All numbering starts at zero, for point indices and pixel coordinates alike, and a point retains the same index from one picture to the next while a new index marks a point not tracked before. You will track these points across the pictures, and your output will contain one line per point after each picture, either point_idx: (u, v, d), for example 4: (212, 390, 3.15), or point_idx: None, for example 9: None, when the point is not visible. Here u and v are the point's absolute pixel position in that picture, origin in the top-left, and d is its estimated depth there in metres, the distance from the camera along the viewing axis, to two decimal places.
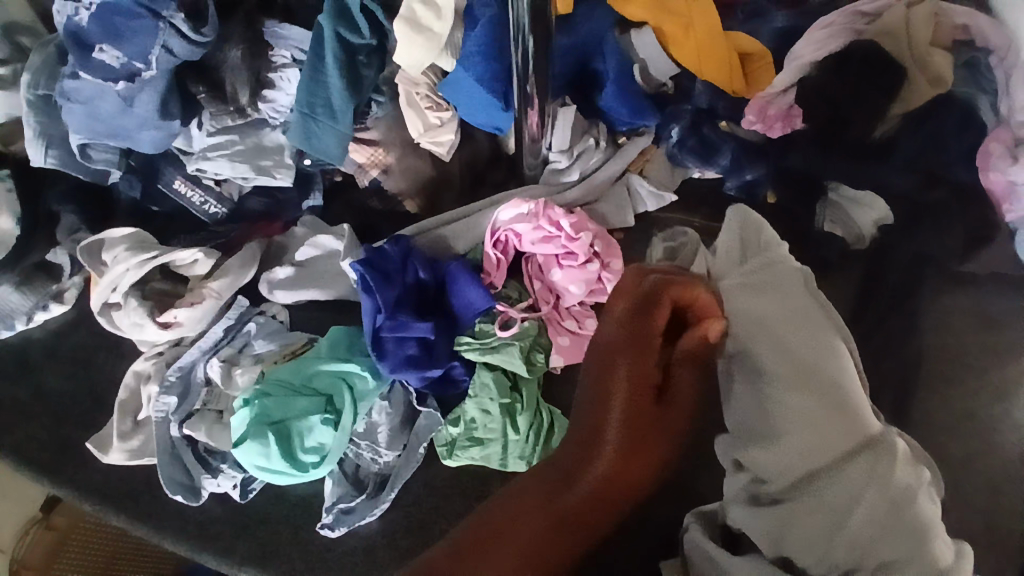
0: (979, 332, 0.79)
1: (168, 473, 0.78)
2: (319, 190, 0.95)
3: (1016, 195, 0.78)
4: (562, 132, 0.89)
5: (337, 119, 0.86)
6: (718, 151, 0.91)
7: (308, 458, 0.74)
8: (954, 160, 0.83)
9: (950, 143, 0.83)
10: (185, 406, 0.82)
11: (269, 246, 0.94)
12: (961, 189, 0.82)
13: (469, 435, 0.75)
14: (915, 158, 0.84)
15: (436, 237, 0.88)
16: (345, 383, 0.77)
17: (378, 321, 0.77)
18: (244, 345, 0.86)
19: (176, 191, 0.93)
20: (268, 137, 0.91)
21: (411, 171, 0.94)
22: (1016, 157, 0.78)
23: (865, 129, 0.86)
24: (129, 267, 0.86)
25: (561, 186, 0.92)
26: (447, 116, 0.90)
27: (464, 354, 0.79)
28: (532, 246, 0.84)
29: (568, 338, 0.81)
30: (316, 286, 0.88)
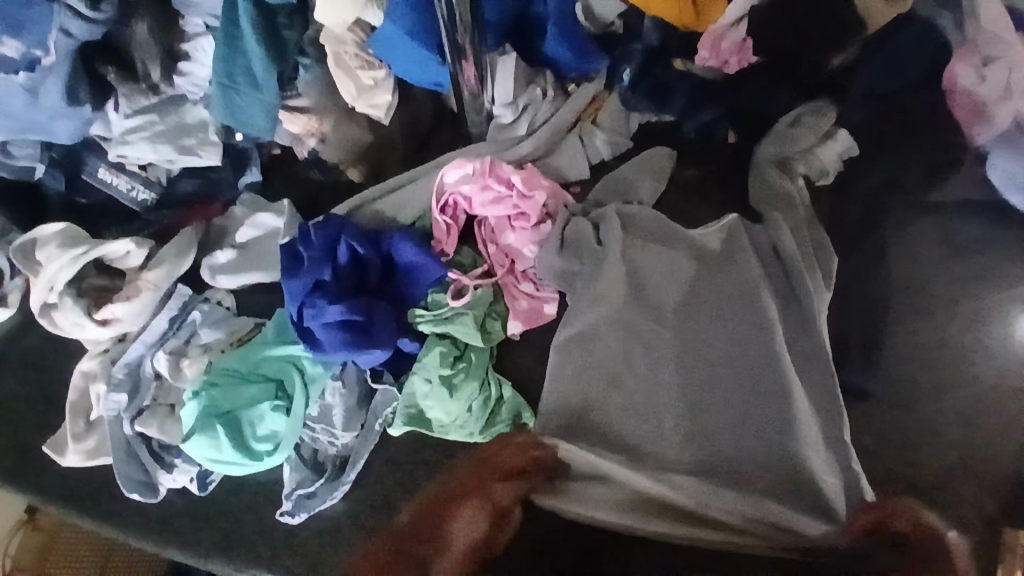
0: (945, 262, 0.78)
1: (123, 471, 0.73)
2: (256, 166, 0.89)
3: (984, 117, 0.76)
4: (504, 86, 0.85)
5: (261, 88, 0.80)
6: (672, 93, 0.87)
7: (261, 446, 0.71)
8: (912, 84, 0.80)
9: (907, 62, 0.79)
10: (136, 402, 0.77)
11: (208, 230, 0.88)
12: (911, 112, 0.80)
13: (410, 402, 0.73)
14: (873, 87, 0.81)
15: (376, 211, 0.83)
16: (294, 367, 0.73)
17: (303, 303, 0.73)
18: (191, 336, 0.81)
19: (102, 181, 0.87)
20: (189, 113, 0.84)
21: (348, 139, 0.88)
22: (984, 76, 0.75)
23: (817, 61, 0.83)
24: (62, 265, 0.80)
25: (511, 142, 0.86)
26: (382, 75, 0.84)
27: (419, 326, 0.76)
28: (484, 208, 0.82)
29: (525, 302, 0.80)
30: (259, 268, 0.84)
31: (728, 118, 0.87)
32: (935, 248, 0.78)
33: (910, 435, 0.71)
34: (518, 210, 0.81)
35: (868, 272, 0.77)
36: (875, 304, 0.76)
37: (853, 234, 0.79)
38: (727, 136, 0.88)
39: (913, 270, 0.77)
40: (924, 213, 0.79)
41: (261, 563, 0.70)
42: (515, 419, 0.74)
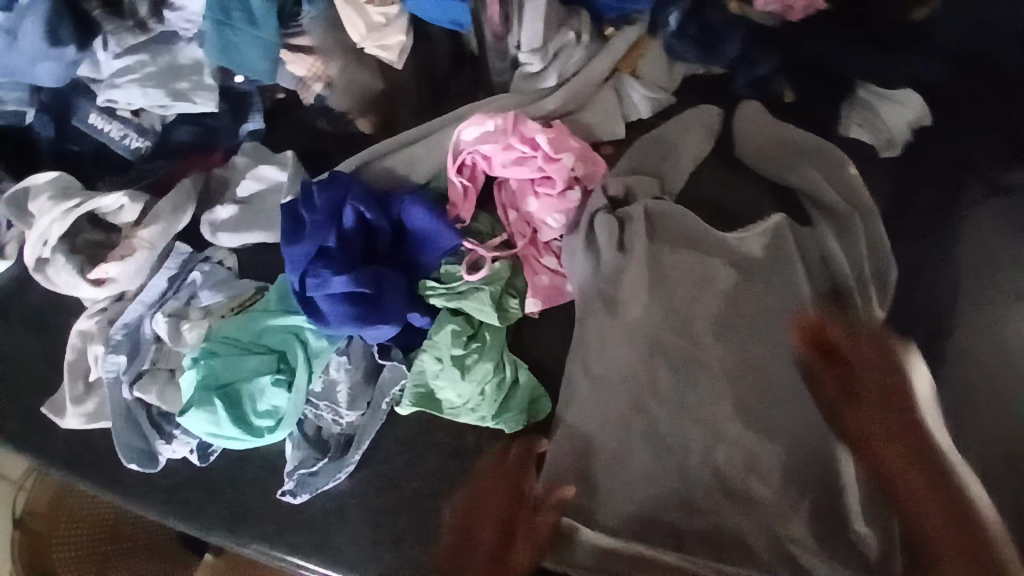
0: None
1: (123, 439, 0.72)
2: (259, 112, 0.81)
3: None
4: (532, 27, 0.73)
5: (258, 25, 0.72)
6: (723, 39, 0.77)
7: (262, 422, 0.68)
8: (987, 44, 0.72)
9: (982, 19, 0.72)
10: (134, 366, 0.74)
11: (208, 181, 0.81)
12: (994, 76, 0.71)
13: (420, 382, 0.68)
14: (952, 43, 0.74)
15: (387, 169, 0.75)
16: (297, 338, 0.69)
17: (305, 272, 0.67)
18: (191, 297, 0.77)
19: (92, 128, 0.80)
20: (183, 53, 0.77)
21: (358, 85, 0.79)
22: None
23: (899, 13, 0.74)
24: (53, 219, 0.75)
25: (538, 94, 0.77)
26: (394, 12, 0.74)
27: (430, 300, 0.70)
28: (504, 170, 0.74)
29: (547, 277, 0.73)
30: (262, 227, 0.77)
31: (785, 73, 0.77)
32: None
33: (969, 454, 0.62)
34: (543, 174, 0.73)
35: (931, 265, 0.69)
36: None
37: (919, 219, 0.71)
38: (784, 93, 0.77)
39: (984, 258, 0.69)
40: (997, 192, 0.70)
41: (266, 538, 0.68)
42: (530, 404, 0.69)
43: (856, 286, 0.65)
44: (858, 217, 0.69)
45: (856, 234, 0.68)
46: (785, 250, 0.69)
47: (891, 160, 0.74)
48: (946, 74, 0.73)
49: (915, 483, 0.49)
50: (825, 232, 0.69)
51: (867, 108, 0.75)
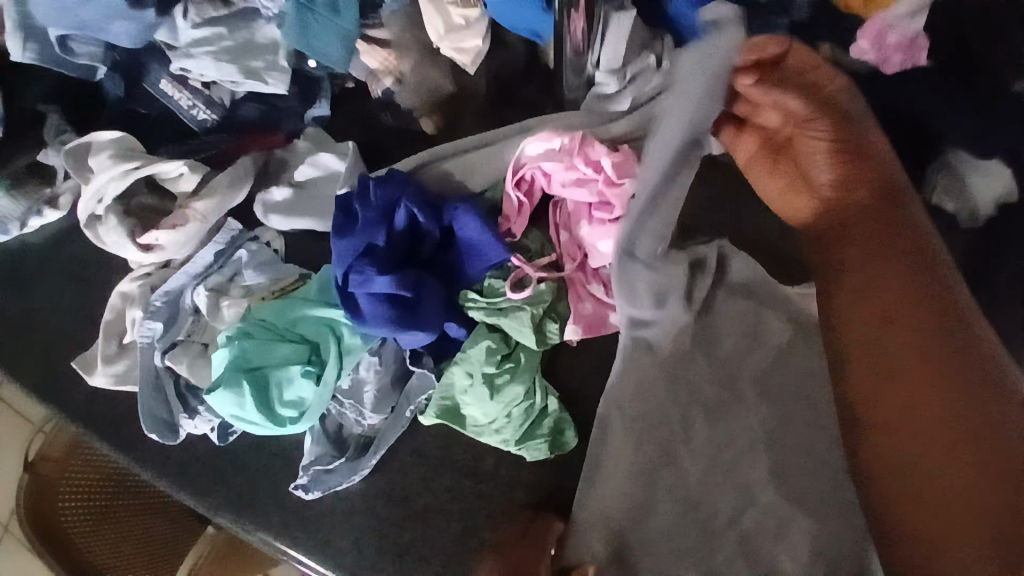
0: None
1: (148, 405, 0.73)
2: (325, 98, 0.81)
3: None
4: (614, 47, 0.71)
5: (339, 13, 0.73)
6: None
7: (285, 412, 0.67)
8: None
9: None
10: (169, 334, 0.75)
11: (267, 161, 0.81)
12: None
13: (448, 395, 0.67)
14: None
15: (444, 172, 0.74)
16: (331, 332, 0.68)
17: (348, 268, 0.66)
18: (234, 274, 0.77)
19: (163, 92, 0.81)
20: (261, 32, 0.77)
21: (426, 85, 0.78)
22: None
23: (1001, 79, 0.68)
24: (112, 178, 0.77)
25: (609, 116, 0.74)
26: (474, 15, 0.73)
27: (469, 313, 0.69)
28: (564, 189, 0.71)
29: (591, 305, 0.70)
30: (313, 215, 0.76)
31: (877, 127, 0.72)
32: None
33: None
34: (602, 200, 0.71)
35: None
36: None
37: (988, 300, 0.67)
38: None
39: None
40: None
41: (270, 529, 0.67)
42: (556, 435, 0.67)
43: None
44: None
45: None
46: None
47: (970, 233, 0.70)
48: None
49: (994, 495, 0.43)
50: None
51: (953, 175, 0.71)
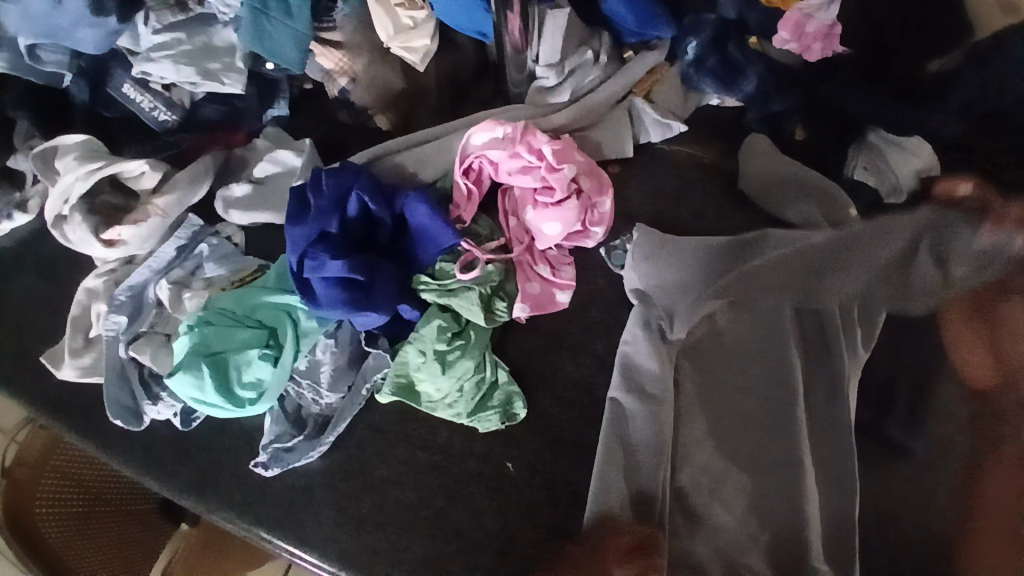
0: None
1: (112, 394, 0.74)
2: (284, 99, 0.85)
3: None
4: (552, 41, 0.76)
5: (292, 15, 0.77)
6: (743, 74, 0.77)
7: (245, 393, 0.69)
8: None
9: None
10: (134, 326, 0.77)
11: (228, 159, 0.85)
12: None
13: (403, 373, 0.70)
14: None
15: (396, 164, 0.78)
16: (288, 316, 0.71)
17: (303, 254, 0.69)
18: (196, 268, 0.80)
19: (125, 96, 0.84)
20: (218, 36, 0.81)
21: (380, 83, 0.82)
22: None
23: (913, 62, 0.71)
24: (77, 177, 0.79)
25: (548, 108, 0.79)
26: (422, 16, 0.77)
27: (421, 295, 0.72)
28: (510, 177, 0.76)
29: (538, 285, 0.75)
30: (271, 209, 0.80)
31: (802, 114, 0.77)
32: None
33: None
34: (545, 184, 0.75)
35: None
36: None
37: None
38: (795, 132, 0.78)
39: None
40: None
41: (232, 507, 0.70)
42: (506, 407, 0.70)
43: None
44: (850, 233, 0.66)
45: None
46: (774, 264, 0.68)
47: None
48: None
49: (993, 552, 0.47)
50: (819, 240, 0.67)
51: (877, 153, 0.74)
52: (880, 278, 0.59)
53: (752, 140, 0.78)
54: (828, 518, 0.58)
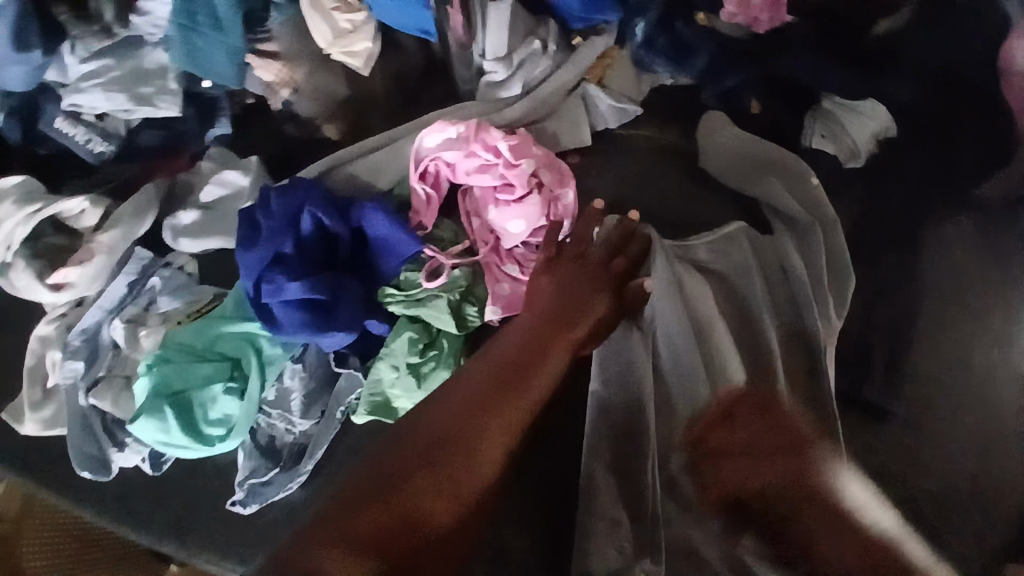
0: (981, 270, 0.70)
1: (77, 444, 0.71)
2: (225, 117, 0.81)
3: None
4: (497, 35, 0.74)
5: (224, 29, 0.74)
6: (694, 51, 0.76)
7: (213, 431, 0.67)
8: (965, 59, 0.71)
9: (968, 41, 0.71)
10: (92, 371, 0.74)
11: (172, 186, 0.81)
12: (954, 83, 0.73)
13: (376, 390, 0.67)
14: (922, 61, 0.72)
15: (350, 175, 0.75)
16: (251, 345, 0.68)
17: (261, 279, 0.66)
18: (150, 303, 0.76)
19: (59, 131, 0.79)
20: (148, 59, 0.78)
21: (323, 91, 0.79)
22: None
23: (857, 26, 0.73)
24: (16, 224, 0.75)
25: (501, 103, 0.77)
26: (361, 19, 0.75)
27: (390, 307, 0.69)
28: (468, 177, 0.74)
29: (509, 285, 0.71)
30: (223, 233, 0.76)
31: (756, 86, 0.76)
32: (975, 252, 0.70)
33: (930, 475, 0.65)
34: (505, 181, 0.73)
35: (888, 283, 0.69)
36: (898, 314, 0.69)
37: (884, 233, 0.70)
38: (751, 105, 0.76)
39: (948, 276, 0.70)
40: (964, 207, 0.71)
41: (215, 548, 0.67)
42: None
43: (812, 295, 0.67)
44: (820, 229, 0.68)
45: (816, 243, 0.68)
46: (741, 259, 0.70)
47: (858, 171, 0.73)
48: (918, 94, 0.72)
49: None
50: (786, 241, 0.70)
51: (829, 117, 0.74)
52: (827, 266, 0.68)
53: (708, 120, 0.77)
54: None
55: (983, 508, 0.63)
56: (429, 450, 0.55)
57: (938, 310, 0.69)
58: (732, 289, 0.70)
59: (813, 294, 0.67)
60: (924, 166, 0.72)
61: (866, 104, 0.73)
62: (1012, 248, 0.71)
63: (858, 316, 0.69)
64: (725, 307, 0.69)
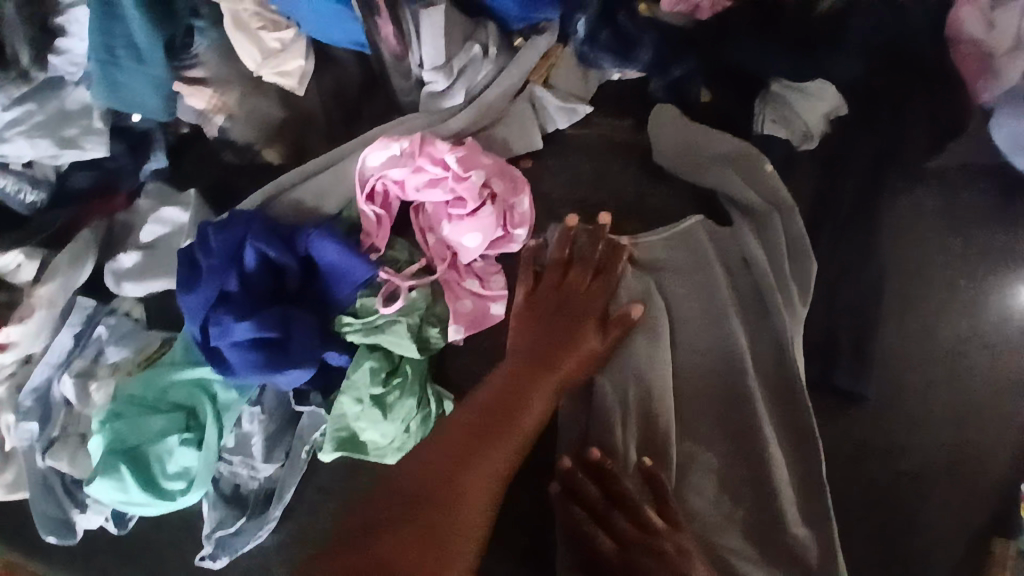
0: (937, 239, 0.71)
1: (42, 508, 0.68)
2: (160, 150, 0.77)
3: (992, 67, 0.69)
4: (435, 43, 0.70)
5: (145, 60, 0.69)
6: (638, 44, 0.74)
7: (173, 485, 0.64)
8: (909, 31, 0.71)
9: (910, 8, 0.71)
10: (46, 432, 0.70)
11: (111, 229, 0.77)
12: (904, 54, 0.72)
13: (341, 426, 0.64)
14: (869, 36, 0.71)
15: (294, 202, 0.72)
16: (204, 392, 0.65)
17: (209, 322, 0.63)
18: (98, 354, 0.72)
19: None
20: (71, 98, 0.73)
21: (258, 115, 0.76)
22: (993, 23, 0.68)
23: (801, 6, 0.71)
24: None
25: (445, 114, 0.74)
26: (290, 37, 0.71)
27: (348, 337, 0.67)
28: (418, 193, 0.71)
29: (470, 301, 0.70)
30: (167, 273, 0.73)
31: (704, 74, 0.74)
32: (930, 223, 0.71)
33: (896, 446, 0.68)
34: (456, 195, 0.70)
35: (852, 264, 0.69)
36: (862, 294, 0.69)
37: (844, 216, 0.70)
38: (701, 95, 0.74)
39: (905, 250, 0.71)
40: (917, 179, 0.72)
41: None
42: None
43: (776, 285, 0.66)
44: (777, 215, 0.67)
45: (776, 230, 0.67)
46: (704, 254, 0.69)
47: (813, 154, 0.72)
48: (865, 69, 0.71)
49: None
50: (746, 230, 0.69)
51: (781, 106, 0.72)
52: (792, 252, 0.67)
53: (658, 112, 0.74)
54: (797, 481, 0.64)
55: (948, 472, 0.67)
56: (420, 483, 0.54)
57: (900, 285, 0.70)
58: (695, 284, 0.69)
59: (776, 286, 0.66)
60: (874, 138, 0.71)
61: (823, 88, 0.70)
62: (967, 216, 0.72)
63: (824, 300, 0.68)
64: (698, 306, 0.68)
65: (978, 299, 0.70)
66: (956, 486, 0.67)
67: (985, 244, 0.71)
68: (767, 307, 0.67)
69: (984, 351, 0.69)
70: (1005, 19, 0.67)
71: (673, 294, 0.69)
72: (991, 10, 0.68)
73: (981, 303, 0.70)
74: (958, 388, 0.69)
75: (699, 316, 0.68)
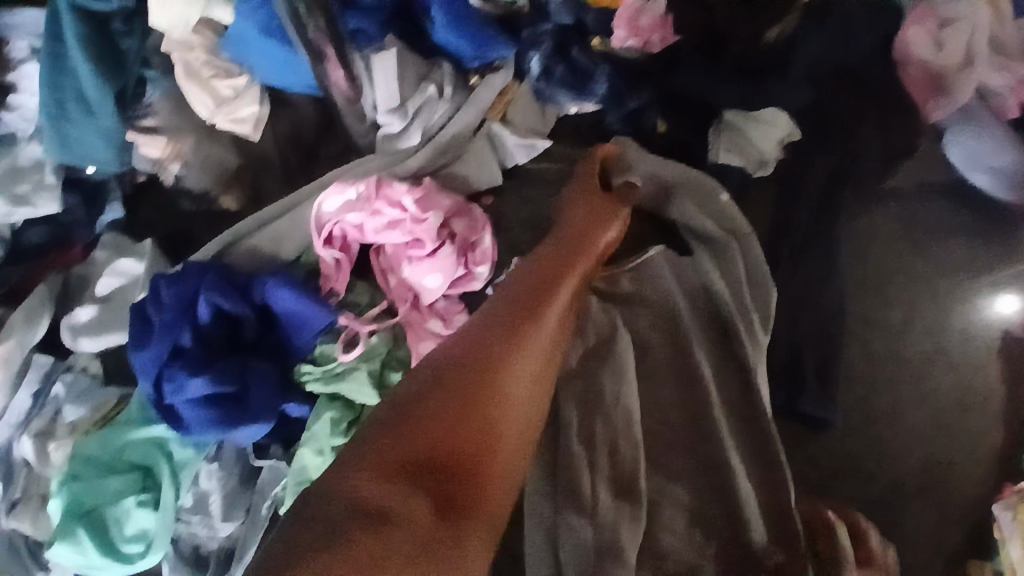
0: (899, 259, 0.71)
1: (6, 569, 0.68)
2: (117, 200, 0.76)
3: (941, 88, 0.68)
4: (386, 86, 0.70)
5: (96, 114, 0.69)
6: (593, 77, 0.72)
7: (131, 547, 0.62)
8: (858, 56, 0.71)
9: (858, 32, 0.70)
10: (7, 495, 0.68)
11: (67, 282, 0.75)
12: (856, 78, 0.72)
13: (301, 480, 0.63)
14: (817, 62, 0.71)
15: (250, 249, 0.71)
16: (160, 450, 0.63)
17: (163, 378, 0.62)
18: (57, 413, 0.71)
19: None
20: (23, 154, 0.72)
21: (213, 162, 0.75)
22: (940, 45, 0.69)
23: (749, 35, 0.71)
24: None
25: (402, 154, 0.73)
26: (243, 84, 0.72)
27: (308, 386, 0.66)
28: (378, 236, 0.70)
29: (432, 343, 0.69)
30: (123, 327, 0.71)
31: (659, 105, 0.73)
32: (891, 244, 0.72)
33: (866, 468, 0.68)
34: (415, 236, 0.69)
35: (814, 288, 0.68)
36: (826, 319, 0.68)
37: (802, 241, 0.70)
38: (656, 125, 0.74)
39: (867, 272, 0.71)
40: (874, 201, 0.72)
41: None
42: None
43: (738, 314, 0.66)
44: (735, 243, 0.68)
45: (734, 259, 0.67)
46: (667, 286, 0.68)
47: (769, 179, 0.72)
48: (817, 96, 0.72)
49: None
50: (704, 258, 0.68)
51: (737, 132, 0.72)
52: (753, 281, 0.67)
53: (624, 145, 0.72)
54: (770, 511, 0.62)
55: (922, 495, 0.67)
56: (439, 458, 0.41)
57: (863, 307, 0.70)
58: (659, 317, 0.68)
59: (739, 316, 0.66)
60: (831, 162, 0.71)
61: (776, 112, 0.70)
62: (928, 235, 0.72)
63: (788, 327, 0.68)
64: (661, 337, 0.67)
65: (944, 318, 0.70)
66: (930, 508, 0.67)
67: (947, 263, 0.71)
68: (729, 335, 0.66)
69: (951, 370, 0.69)
70: (949, 40, 0.69)
71: (637, 326, 0.68)
72: (937, 32, 0.69)
73: (945, 321, 0.69)
74: (928, 408, 0.68)
75: (664, 350, 0.67)
